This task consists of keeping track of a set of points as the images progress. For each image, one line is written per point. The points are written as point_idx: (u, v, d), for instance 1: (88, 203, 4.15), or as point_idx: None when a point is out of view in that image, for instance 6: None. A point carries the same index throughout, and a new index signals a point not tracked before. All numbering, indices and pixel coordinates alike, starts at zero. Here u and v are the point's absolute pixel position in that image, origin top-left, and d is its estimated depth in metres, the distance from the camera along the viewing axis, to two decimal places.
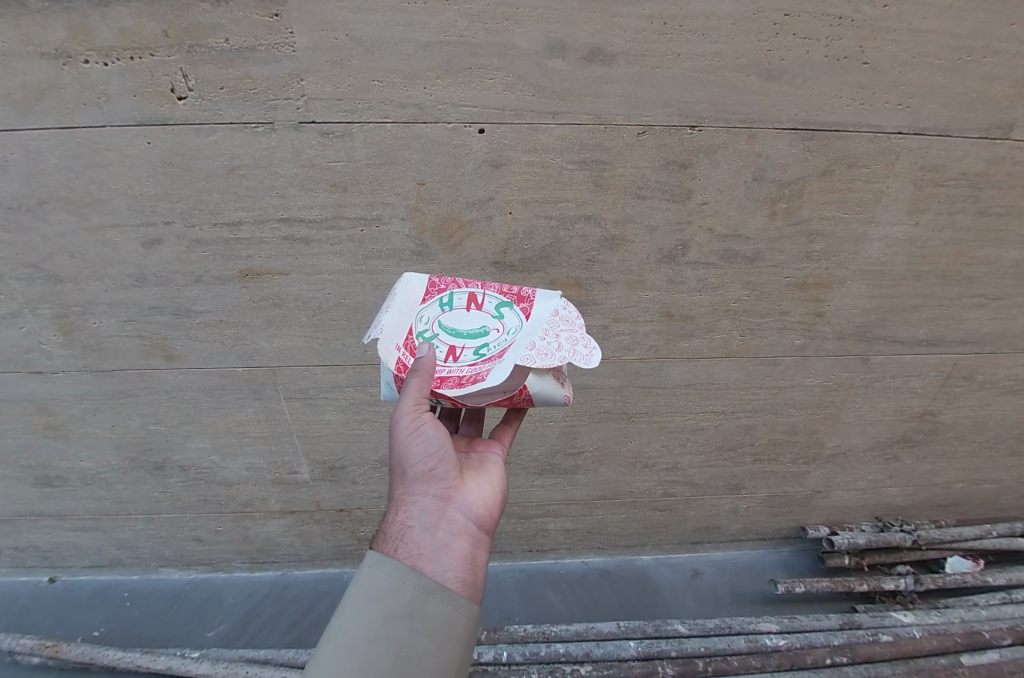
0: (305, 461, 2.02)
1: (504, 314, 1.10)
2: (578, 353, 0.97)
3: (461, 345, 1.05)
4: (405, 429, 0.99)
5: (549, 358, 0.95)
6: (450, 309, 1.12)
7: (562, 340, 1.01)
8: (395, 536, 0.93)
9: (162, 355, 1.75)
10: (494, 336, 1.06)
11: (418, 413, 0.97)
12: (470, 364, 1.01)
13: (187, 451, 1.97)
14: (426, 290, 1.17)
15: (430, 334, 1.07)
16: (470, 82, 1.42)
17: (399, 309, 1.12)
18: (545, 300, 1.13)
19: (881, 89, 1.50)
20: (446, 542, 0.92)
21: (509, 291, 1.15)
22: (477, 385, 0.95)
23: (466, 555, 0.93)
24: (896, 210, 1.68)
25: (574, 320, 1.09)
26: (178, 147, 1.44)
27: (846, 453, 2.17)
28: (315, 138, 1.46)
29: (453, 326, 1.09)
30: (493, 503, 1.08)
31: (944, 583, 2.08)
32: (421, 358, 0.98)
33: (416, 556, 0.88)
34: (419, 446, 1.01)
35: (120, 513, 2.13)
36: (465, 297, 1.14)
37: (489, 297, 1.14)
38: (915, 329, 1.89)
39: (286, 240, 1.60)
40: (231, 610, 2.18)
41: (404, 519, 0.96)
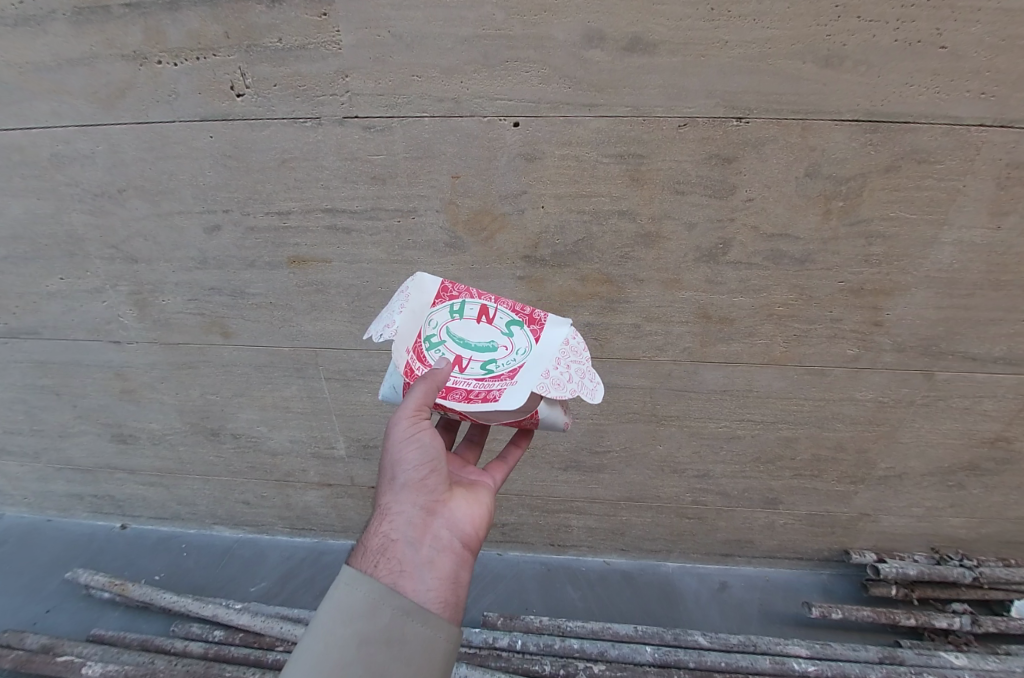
0: (341, 438, 2.14)
1: (513, 333, 1.19)
2: (583, 388, 1.12)
3: (468, 356, 1.18)
4: (403, 433, 1.15)
5: (559, 388, 1.10)
6: (460, 317, 1.22)
7: (571, 369, 1.13)
8: (380, 549, 1.07)
9: (219, 331, 1.90)
10: (501, 353, 1.18)
11: (415, 418, 1.13)
12: (478, 379, 1.15)
13: (239, 421, 2.14)
14: (440, 292, 1.25)
15: (439, 341, 1.20)
16: (507, 76, 1.42)
17: (412, 309, 1.19)
18: (555, 327, 1.22)
19: (961, 76, 1.35)
20: (428, 560, 1.07)
21: (520, 309, 1.22)
22: (488, 403, 1.10)
23: (446, 574, 1.07)
24: (974, 212, 1.51)
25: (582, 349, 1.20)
26: (236, 141, 1.55)
27: (901, 476, 2.00)
28: (358, 132, 1.53)
29: (461, 337, 1.21)
30: (475, 522, 1.22)
31: (1008, 627, 1.87)
32: (436, 370, 1.11)
33: (398, 572, 1.03)
34: (413, 454, 1.17)
35: (182, 472, 2.35)
36: (477, 309, 1.23)
37: (500, 310, 1.23)
38: (990, 345, 1.70)
39: (330, 229, 1.69)
40: (271, 570, 2.36)
41: (390, 530, 1.10)
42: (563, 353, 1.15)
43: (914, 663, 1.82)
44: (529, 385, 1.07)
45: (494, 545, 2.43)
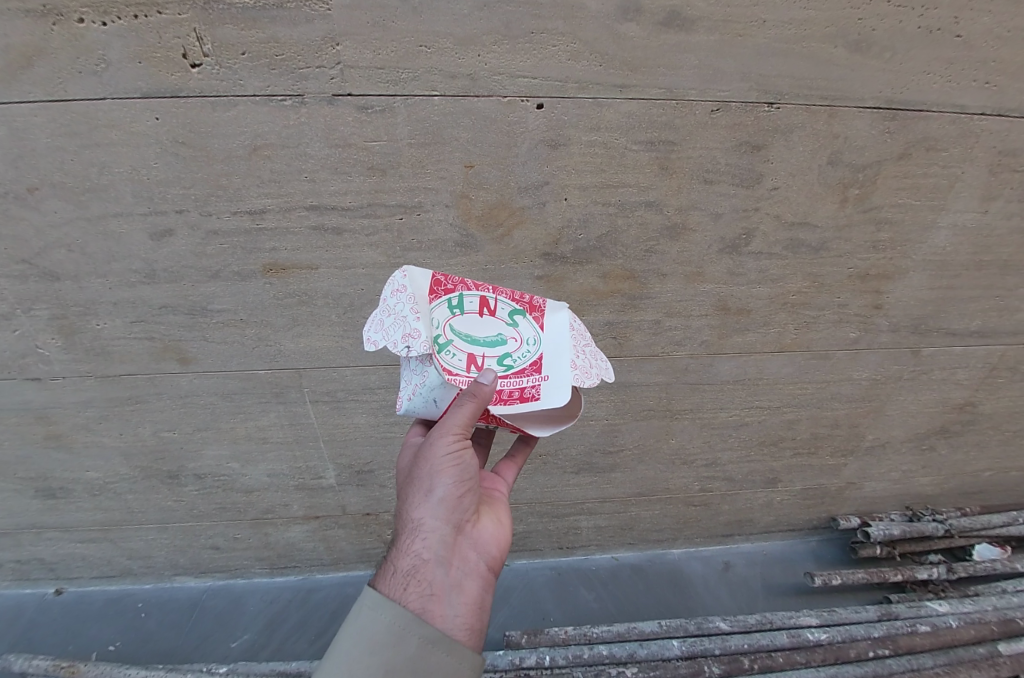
0: (330, 466, 1.89)
1: (519, 322, 1.00)
2: (601, 366, 1.02)
3: (481, 355, 0.95)
4: (446, 448, 0.95)
5: (588, 376, 0.97)
6: (461, 313, 0.97)
7: (587, 352, 1.02)
8: (409, 570, 0.93)
9: (177, 357, 1.57)
10: (514, 345, 0.97)
11: (460, 437, 0.95)
12: (500, 378, 0.94)
13: (204, 459, 1.82)
14: (431, 285, 0.97)
15: (446, 342, 0.93)
16: (531, 50, 1.24)
17: (421, 310, 0.91)
18: (556, 308, 1.04)
19: (971, 66, 1.38)
20: (457, 583, 0.95)
21: (520, 295, 1.02)
22: (527, 404, 0.93)
23: (474, 599, 0.95)
24: (968, 197, 1.59)
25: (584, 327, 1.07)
26: (192, 123, 1.24)
27: (884, 444, 2.14)
28: (351, 113, 1.27)
29: (467, 333, 0.96)
30: (503, 540, 1.09)
31: (976, 571, 2.09)
32: (483, 384, 0.87)
33: (427, 597, 0.90)
34: (452, 470, 0.98)
35: (131, 523, 1.97)
36: (477, 301, 0.98)
37: (501, 300, 1.00)
38: (968, 320, 1.83)
39: (315, 230, 1.42)
40: (254, 619, 2.06)
41: (421, 549, 0.95)
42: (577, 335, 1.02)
43: (907, 615, 1.98)
44: (565, 380, 0.95)
45: None
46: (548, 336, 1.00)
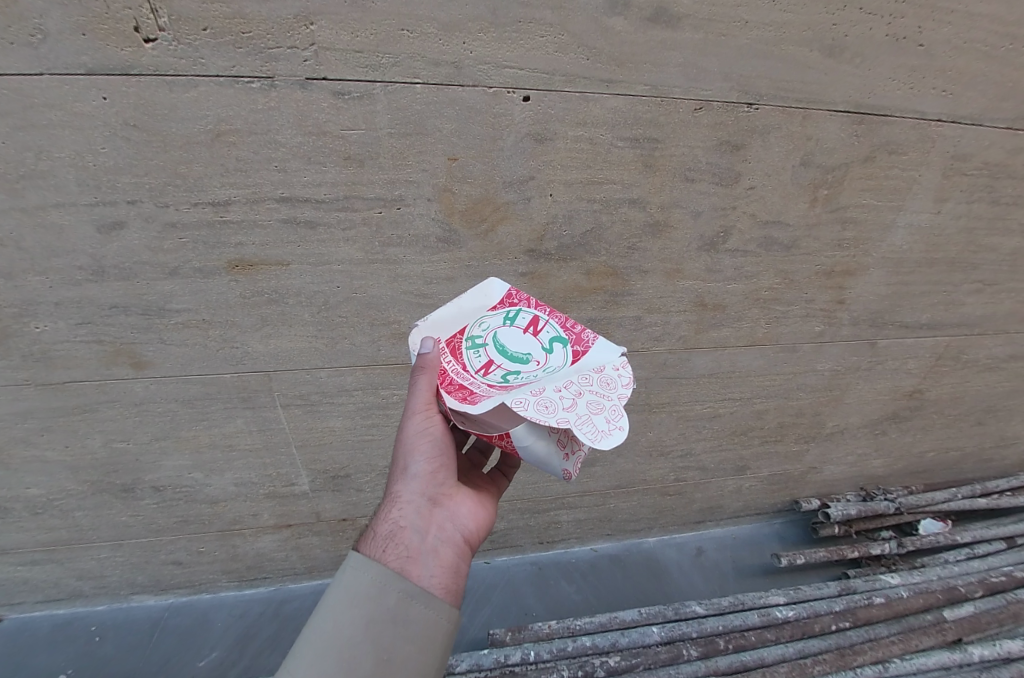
0: (303, 472, 1.81)
1: (554, 349, 0.93)
2: (583, 427, 0.74)
3: (498, 362, 0.91)
4: (417, 423, 0.95)
5: (545, 414, 0.74)
6: (510, 325, 0.98)
7: (582, 400, 0.79)
8: (387, 535, 0.90)
9: (130, 362, 1.45)
10: (531, 369, 0.89)
11: (430, 411, 0.95)
12: (489, 384, 0.88)
13: (163, 470, 1.70)
14: (502, 298, 1.05)
15: (480, 344, 0.95)
16: (518, 40, 1.20)
17: (462, 311, 1.03)
18: (603, 350, 0.93)
19: (931, 74, 1.46)
20: (433, 548, 0.91)
21: (570, 327, 0.98)
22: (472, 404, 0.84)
23: (452, 567, 0.92)
24: (923, 198, 1.69)
25: (618, 386, 0.83)
26: (145, 105, 1.12)
27: (843, 431, 2.27)
28: (326, 99, 1.19)
29: (503, 343, 0.95)
30: (483, 521, 1.06)
31: (922, 544, 2.26)
32: (426, 354, 0.93)
33: (404, 558, 0.87)
34: (426, 445, 0.97)
35: (79, 542, 1.81)
36: (528, 319, 0.99)
37: (550, 324, 0.99)
38: (919, 314, 1.96)
39: (286, 223, 1.33)
40: (222, 635, 1.95)
41: (397, 516, 0.93)
42: (583, 377, 0.84)
43: (864, 589, 2.12)
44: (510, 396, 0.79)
45: (480, 554, 2.29)
46: (570, 367, 0.88)
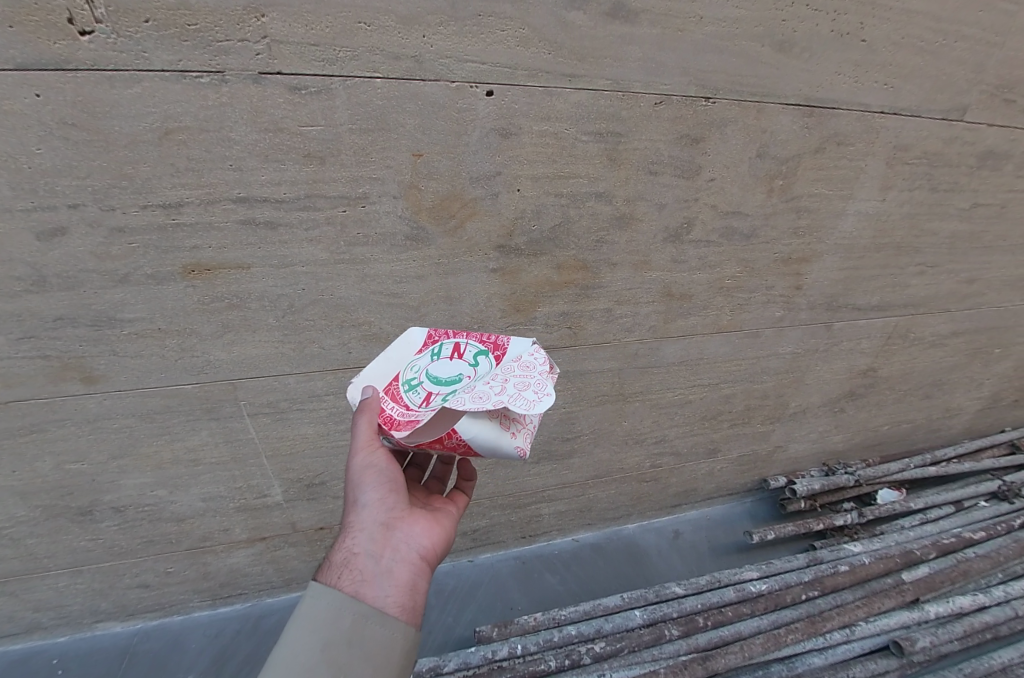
0: (276, 482, 1.76)
1: (479, 362, 0.93)
2: (515, 402, 0.78)
3: (434, 391, 0.88)
4: (362, 452, 0.93)
5: (480, 402, 0.79)
6: (437, 358, 0.97)
7: (510, 382, 0.84)
8: (341, 563, 0.89)
9: (80, 377, 1.37)
10: (465, 383, 0.87)
11: (374, 443, 0.93)
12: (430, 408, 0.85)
13: (123, 489, 1.61)
14: (425, 339, 1.03)
15: (416, 381, 0.93)
16: (479, 33, 1.19)
17: (389, 359, 1.01)
18: (518, 344, 0.95)
19: (873, 68, 1.54)
20: (389, 569, 0.89)
21: (490, 338, 0.98)
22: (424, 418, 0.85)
23: (411, 585, 0.90)
24: (870, 186, 1.78)
25: (540, 366, 0.88)
26: (83, 102, 1.05)
27: (805, 410, 2.38)
28: (281, 93, 1.14)
29: (435, 374, 0.93)
30: (445, 533, 1.03)
31: (880, 513, 2.40)
32: (366, 397, 0.94)
33: (358, 583, 0.86)
34: (374, 472, 0.95)
35: (33, 571, 1.70)
36: (451, 347, 0.98)
37: (470, 343, 0.98)
38: (870, 296, 2.07)
39: (245, 225, 1.28)
40: (198, 657, 1.88)
41: (351, 543, 0.92)
42: (509, 366, 0.88)
43: (830, 558, 2.24)
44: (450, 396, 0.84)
45: (462, 553, 2.28)
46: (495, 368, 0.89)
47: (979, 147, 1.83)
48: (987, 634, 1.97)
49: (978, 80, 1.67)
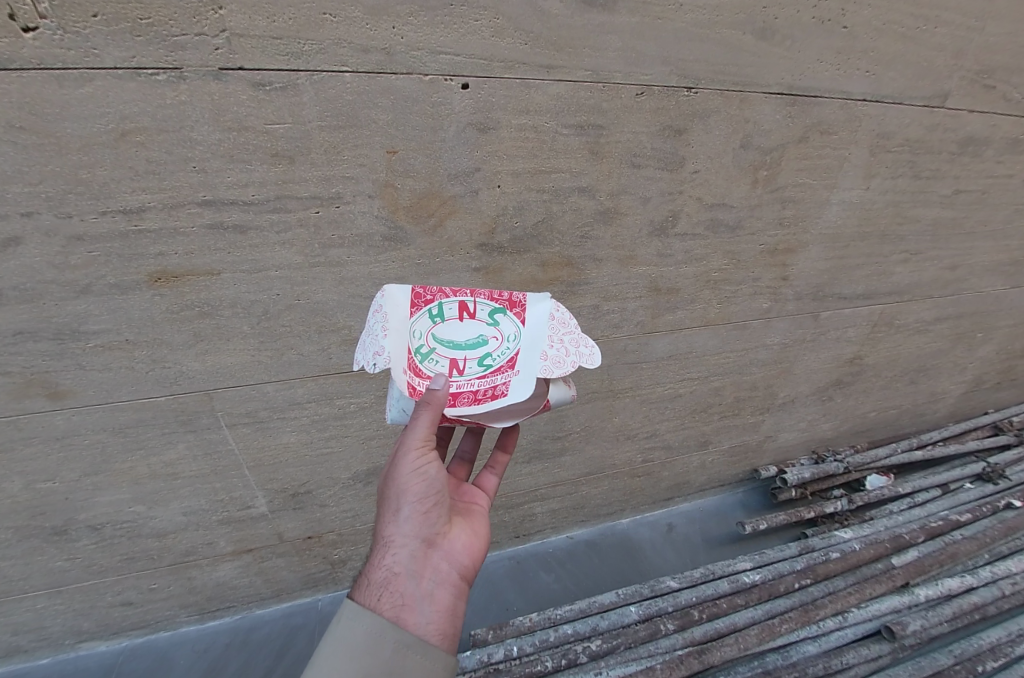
0: (260, 493, 1.71)
1: (500, 320, 1.03)
2: (583, 356, 1.01)
3: (462, 358, 1.01)
4: (411, 465, 0.97)
5: (562, 365, 0.99)
6: (442, 320, 1.00)
7: (565, 340, 1.03)
8: (381, 582, 0.95)
9: (46, 393, 1.31)
10: (495, 344, 1.02)
11: (425, 449, 0.96)
12: (479, 378, 1.00)
13: (98, 507, 1.55)
14: (411, 298, 1.00)
15: (428, 350, 1.00)
16: (451, 24, 1.14)
17: (394, 328, 0.96)
18: (538, 302, 1.06)
19: (855, 55, 1.52)
20: (429, 592, 0.96)
21: (502, 293, 1.04)
22: (497, 400, 0.99)
23: (447, 606, 0.97)
24: (854, 175, 1.77)
25: (570, 319, 1.07)
26: (30, 102, 0.98)
27: (794, 400, 2.38)
28: (244, 90, 1.09)
29: (449, 338, 1.01)
30: (478, 549, 1.09)
31: (869, 498, 2.43)
32: (433, 389, 0.92)
33: (400, 608, 0.92)
34: (419, 485, 0.99)
35: (7, 595, 1.63)
36: (456, 307, 1.02)
37: (480, 302, 1.03)
38: (855, 285, 2.07)
39: (212, 229, 1.23)
40: (186, 674, 1.83)
41: (391, 563, 0.96)
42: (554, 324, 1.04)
43: (821, 546, 2.25)
44: (531, 374, 0.99)
45: None
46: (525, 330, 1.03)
47: (960, 134, 1.83)
48: (975, 614, 1.99)
49: (959, 66, 1.66)
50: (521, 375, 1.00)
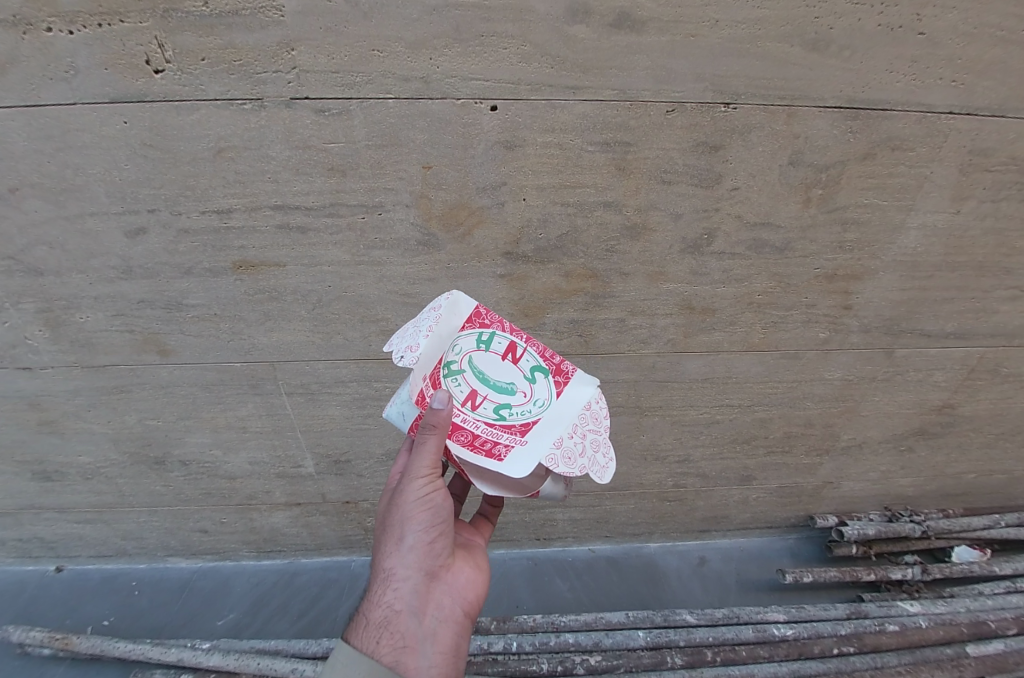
0: (309, 455, 1.98)
1: (537, 380, 0.99)
2: (596, 465, 0.91)
3: (484, 394, 0.97)
4: (417, 492, 1.01)
5: (570, 465, 0.88)
6: (485, 348, 1.02)
7: (589, 439, 0.93)
8: (381, 622, 0.99)
9: (156, 349, 1.67)
10: (520, 401, 0.96)
11: (432, 478, 0.99)
12: (487, 424, 0.94)
13: (188, 445, 1.92)
14: (470, 314, 1.06)
15: (457, 370, 0.99)
16: (481, 53, 1.26)
17: (437, 332, 1.00)
18: (584, 384, 1.02)
19: (937, 64, 1.36)
20: (432, 631, 1.01)
21: (552, 358, 1.04)
22: (488, 459, 0.90)
23: (449, 644, 1.02)
24: (938, 197, 1.56)
25: (604, 421, 0.98)
26: (157, 126, 1.30)
27: (861, 445, 2.13)
28: (309, 116, 1.31)
29: (482, 369, 0.99)
30: (479, 585, 1.14)
31: (952, 573, 2.08)
32: (437, 412, 0.89)
33: (400, 649, 0.96)
34: (423, 514, 1.03)
35: (123, 505, 2.09)
36: (504, 345, 1.02)
37: (529, 352, 1.03)
38: (943, 322, 1.81)
39: (280, 229, 1.48)
40: (240, 599, 2.18)
41: (393, 600, 1.00)
42: (586, 413, 0.96)
43: (877, 615, 1.98)
44: (536, 453, 0.88)
45: None
46: (556, 402, 0.97)
47: None
48: None
49: None
50: (527, 447, 0.89)
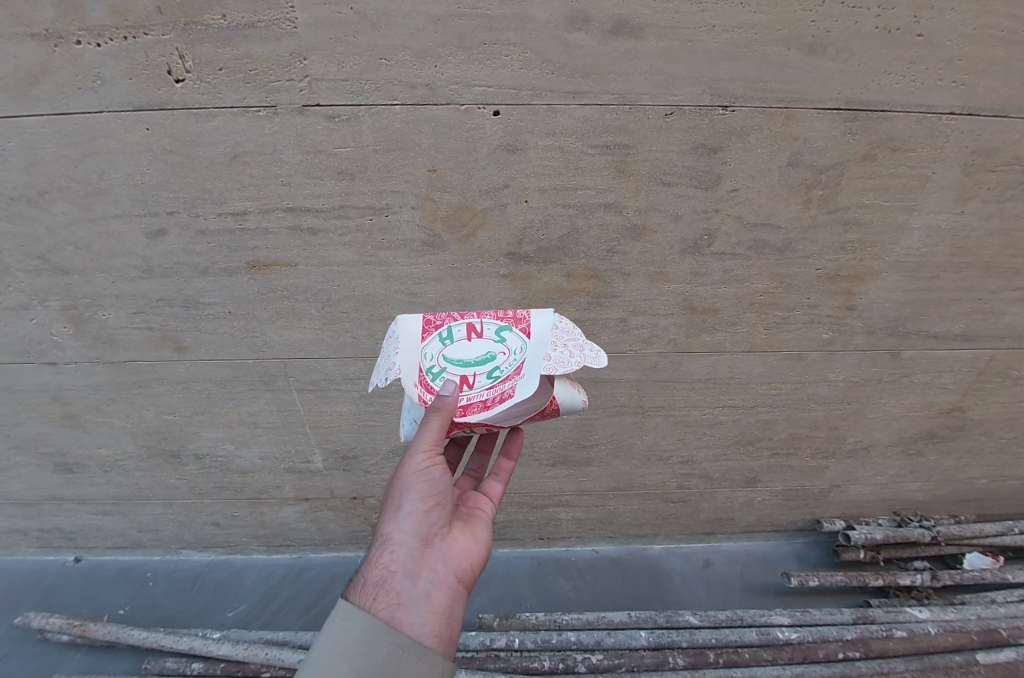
0: (318, 451, 2.03)
1: (505, 337, 1.06)
2: (587, 355, 1.00)
3: (472, 373, 1.02)
4: (417, 463, 1.05)
5: (565, 362, 0.97)
6: (451, 342, 1.07)
7: (570, 345, 1.03)
8: (378, 580, 1.02)
9: (173, 346, 1.74)
10: (502, 357, 1.03)
11: (431, 454, 1.03)
12: (489, 389, 1.00)
13: (202, 439, 1.99)
14: (423, 326, 1.10)
15: (440, 370, 1.03)
16: (484, 60, 1.31)
17: (404, 349, 1.05)
18: (541, 317, 1.11)
19: (936, 64, 1.36)
20: (426, 592, 1.02)
21: (506, 313, 1.11)
22: (506, 404, 0.97)
23: (443, 607, 1.02)
24: (941, 198, 1.56)
25: (574, 330, 1.09)
26: (177, 132, 1.37)
27: (868, 448, 2.11)
28: (320, 122, 1.37)
29: (459, 357, 1.04)
30: (475, 555, 1.14)
31: (962, 579, 2.05)
32: (444, 396, 0.96)
33: (394, 606, 0.98)
34: (420, 484, 1.08)
35: (140, 497, 2.17)
36: (464, 328, 1.09)
37: (486, 322, 1.10)
38: (950, 323, 1.79)
39: (292, 230, 1.54)
40: (250, 592, 2.24)
41: (389, 561, 1.04)
42: (557, 330, 1.07)
43: (885, 620, 1.95)
44: (535, 372, 0.97)
45: None
46: (529, 340, 1.05)
47: None
48: None
49: None
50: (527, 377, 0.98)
